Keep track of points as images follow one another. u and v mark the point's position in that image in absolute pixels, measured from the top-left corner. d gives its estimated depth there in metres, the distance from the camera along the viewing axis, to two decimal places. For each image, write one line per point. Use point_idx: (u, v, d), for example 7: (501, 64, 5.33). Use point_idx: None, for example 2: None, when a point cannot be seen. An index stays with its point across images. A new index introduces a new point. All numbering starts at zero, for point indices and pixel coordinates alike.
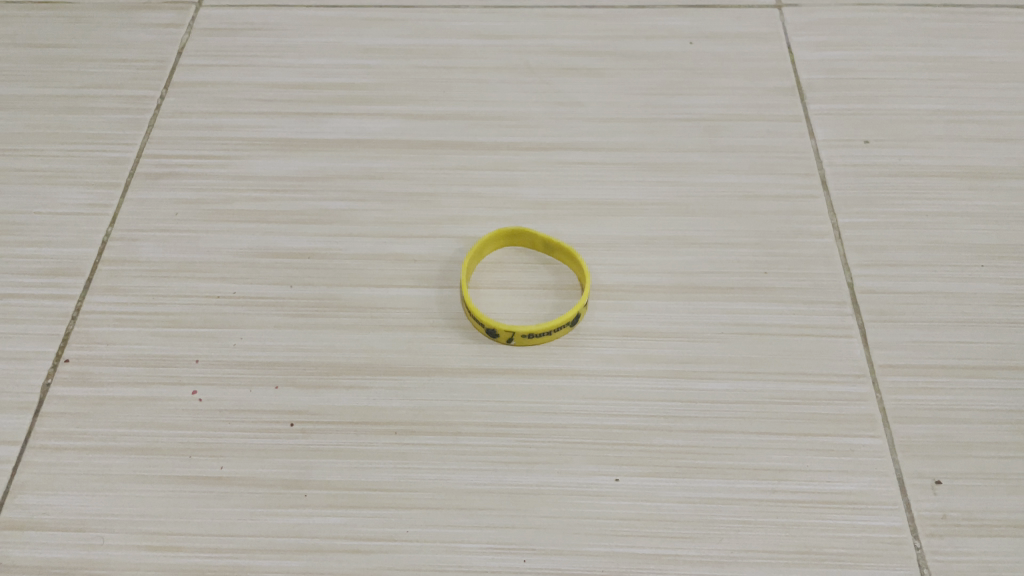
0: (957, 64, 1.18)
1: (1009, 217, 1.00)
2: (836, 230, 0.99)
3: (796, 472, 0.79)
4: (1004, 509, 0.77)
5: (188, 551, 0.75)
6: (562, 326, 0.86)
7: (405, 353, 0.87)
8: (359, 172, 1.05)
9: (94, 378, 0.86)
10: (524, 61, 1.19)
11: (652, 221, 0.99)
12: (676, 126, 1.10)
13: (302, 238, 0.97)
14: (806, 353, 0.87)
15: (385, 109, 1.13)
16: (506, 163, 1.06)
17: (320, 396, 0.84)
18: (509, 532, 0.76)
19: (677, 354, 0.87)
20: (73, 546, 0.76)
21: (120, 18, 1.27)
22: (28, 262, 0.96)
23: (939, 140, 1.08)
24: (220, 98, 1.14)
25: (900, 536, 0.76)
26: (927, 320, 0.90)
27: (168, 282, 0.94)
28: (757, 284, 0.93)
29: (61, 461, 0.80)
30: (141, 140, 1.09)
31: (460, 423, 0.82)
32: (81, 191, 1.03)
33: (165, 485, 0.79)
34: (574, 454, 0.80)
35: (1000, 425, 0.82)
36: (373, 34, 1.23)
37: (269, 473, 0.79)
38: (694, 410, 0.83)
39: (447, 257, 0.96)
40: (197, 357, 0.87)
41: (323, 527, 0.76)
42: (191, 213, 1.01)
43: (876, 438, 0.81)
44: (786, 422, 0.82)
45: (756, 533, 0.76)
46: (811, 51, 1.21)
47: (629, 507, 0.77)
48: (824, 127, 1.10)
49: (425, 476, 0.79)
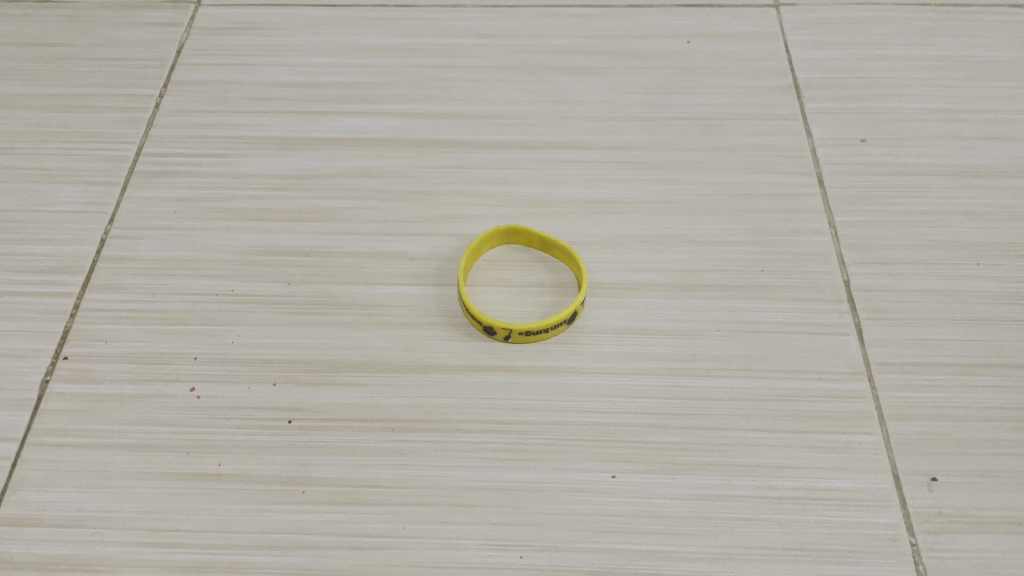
0: (954, 64, 1.19)
1: (1006, 216, 1.00)
2: (833, 229, 0.99)
3: (792, 469, 0.79)
4: (999, 505, 0.78)
5: (186, 548, 0.75)
6: (560, 324, 0.87)
7: (403, 350, 0.87)
8: (357, 171, 1.05)
9: (92, 375, 0.86)
10: (522, 61, 1.19)
11: (649, 219, 1.00)
12: (674, 125, 1.11)
13: (300, 237, 0.98)
14: (802, 351, 0.87)
15: (383, 108, 1.13)
16: (504, 161, 1.06)
17: (318, 393, 0.84)
18: (506, 529, 0.76)
19: (674, 352, 0.87)
20: (71, 542, 0.76)
21: (119, 18, 1.27)
22: (27, 260, 0.96)
23: (935, 139, 1.09)
24: (219, 97, 1.14)
25: (895, 533, 0.76)
26: (923, 318, 0.91)
27: (166, 280, 0.94)
28: (754, 282, 0.93)
29: (59, 458, 0.81)
30: (139, 138, 1.10)
31: (458, 420, 0.82)
32: (81, 190, 1.03)
33: (163, 481, 0.79)
34: (571, 451, 0.80)
35: (996, 422, 0.83)
36: (371, 33, 1.23)
37: (267, 470, 0.79)
38: (691, 408, 0.83)
39: (444, 256, 0.96)
40: (195, 355, 0.87)
41: (320, 523, 0.76)
42: (189, 211, 1.01)
43: (871, 435, 0.82)
44: (781, 419, 0.82)
45: (752, 529, 0.76)
46: (808, 51, 1.21)
47: (626, 504, 0.78)
48: (821, 126, 1.11)
49: (423, 473, 0.79)
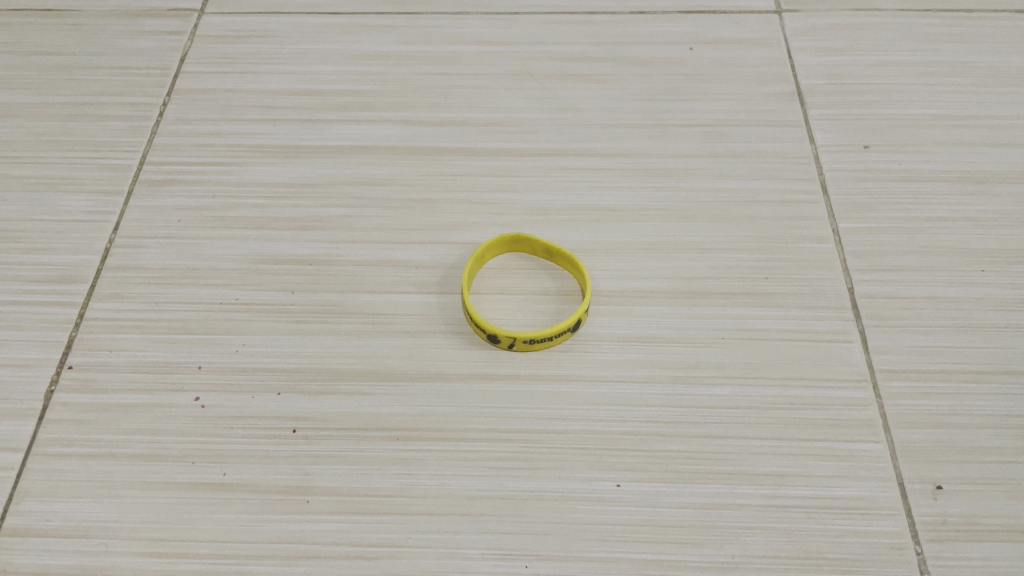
0: (956, 69, 1.19)
1: (1009, 221, 1.00)
2: (837, 235, 0.99)
3: (796, 477, 0.79)
4: (1004, 514, 0.78)
5: (191, 558, 0.75)
6: (564, 331, 0.87)
7: (407, 359, 0.87)
8: (361, 178, 1.05)
9: (96, 385, 0.86)
10: (526, 68, 1.20)
11: (653, 227, 1.00)
12: (677, 131, 1.11)
13: (303, 245, 0.98)
14: (805, 359, 0.87)
15: (386, 115, 1.13)
16: (507, 168, 1.06)
17: (323, 402, 0.84)
18: (511, 538, 0.76)
19: (679, 360, 0.87)
20: (76, 552, 0.76)
21: (122, 27, 1.27)
22: (31, 269, 0.96)
23: (937, 145, 1.09)
24: (222, 105, 1.15)
25: (901, 542, 0.76)
26: (927, 326, 0.90)
27: (170, 288, 0.94)
28: (757, 288, 0.93)
29: (64, 468, 0.81)
30: (143, 147, 1.10)
31: (462, 429, 0.82)
32: (84, 198, 1.04)
33: (167, 491, 0.79)
34: (576, 459, 0.80)
35: (1001, 430, 0.83)
36: (374, 42, 1.24)
37: (272, 480, 0.79)
38: (694, 416, 0.83)
39: (448, 264, 0.96)
40: (200, 365, 0.87)
41: (326, 533, 0.76)
42: (193, 220, 1.01)
43: (876, 443, 0.82)
44: (787, 427, 0.82)
45: (757, 538, 0.76)
46: (810, 57, 1.21)
47: (630, 513, 0.77)
48: (824, 132, 1.11)
49: (428, 482, 0.79)
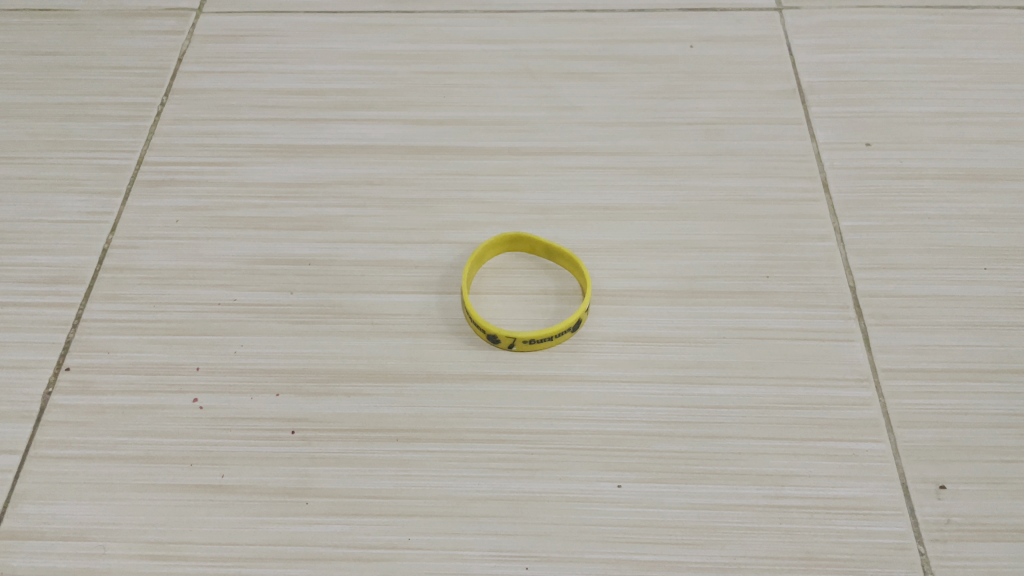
0: (958, 66, 1.18)
1: (1011, 219, 1.00)
2: (838, 234, 0.98)
3: (799, 477, 0.79)
4: (1008, 514, 0.77)
5: (189, 561, 0.75)
6: (564, 331, 0.86)
7: (406, 359, 0.87)
8: (360, 177, 1.05)
9: (94, 387, 0.86)
10: (525, 66, 1.19)
11: (653, 225, 0.99)
12: (678, 130, 1.10)
13: (302, 245, 0.97)
14: (808, 358, 0.87)
15: (385, 114, 1.13)
16: (507, 167, 1.05)
17: (322, 403, 0.84)
18: (511, 540, 0.76)
19: (680, 359, 0.87)
20: (74, 555, 0.75)
21: (120, 26, 1.27)
22: (29, 270, 0.96)
23: (939, 142, 1.08)
24: (220, 104, 1.14)
25: (904, 542, 0.75)
26: (930, 325, 0.90)
27: (168, 289, 0.94)
28: (758, 287, 0.93)
29: (62, 470, 0.80)
30: (141, 147, 1.09)
31: (462, 430, 0.82)
32: (82, 198, 1.03)
33: (166, 493, 0.78)
34: (576, 460, 0.80)
35: (1004, 429, 0.82)
36: (373, 40, 1.23)
37: (271, 481, 0.79)
38: (695, 416, 0.83)
39: (447, 264, 0.96)
40: (198, 366, 0.87)
41: (324, 535, 0.76)
42: (192, 220, 1.00)
43: (879, 442, 0.81)
44: (789, 428, 0.82)
45: (759, 539, 0.75)
46: (811, 55, 1.20)
47: (631, 514, 0.77)
48: (826, 130, 1.10)
49: (427, 483, 0.79)
